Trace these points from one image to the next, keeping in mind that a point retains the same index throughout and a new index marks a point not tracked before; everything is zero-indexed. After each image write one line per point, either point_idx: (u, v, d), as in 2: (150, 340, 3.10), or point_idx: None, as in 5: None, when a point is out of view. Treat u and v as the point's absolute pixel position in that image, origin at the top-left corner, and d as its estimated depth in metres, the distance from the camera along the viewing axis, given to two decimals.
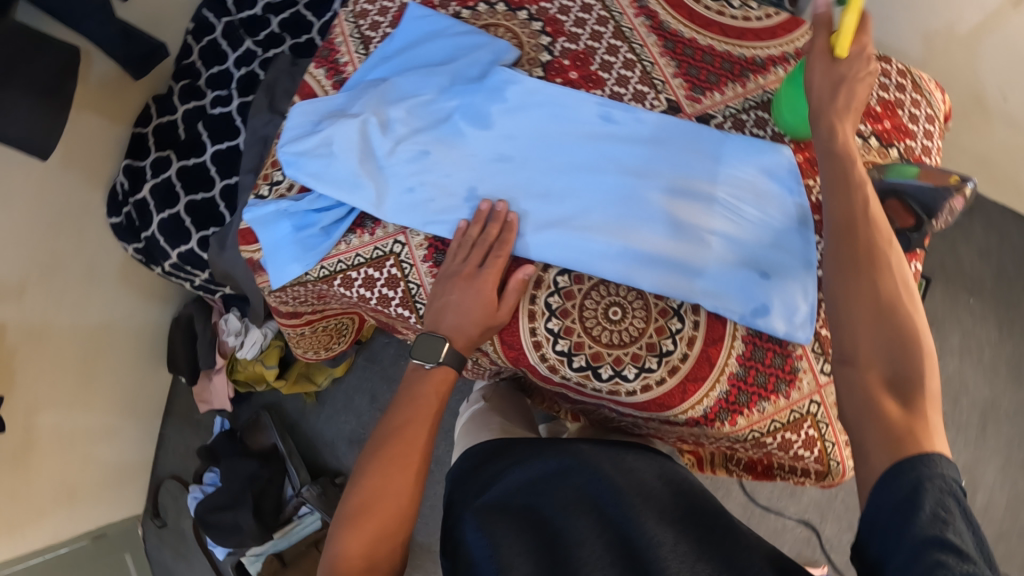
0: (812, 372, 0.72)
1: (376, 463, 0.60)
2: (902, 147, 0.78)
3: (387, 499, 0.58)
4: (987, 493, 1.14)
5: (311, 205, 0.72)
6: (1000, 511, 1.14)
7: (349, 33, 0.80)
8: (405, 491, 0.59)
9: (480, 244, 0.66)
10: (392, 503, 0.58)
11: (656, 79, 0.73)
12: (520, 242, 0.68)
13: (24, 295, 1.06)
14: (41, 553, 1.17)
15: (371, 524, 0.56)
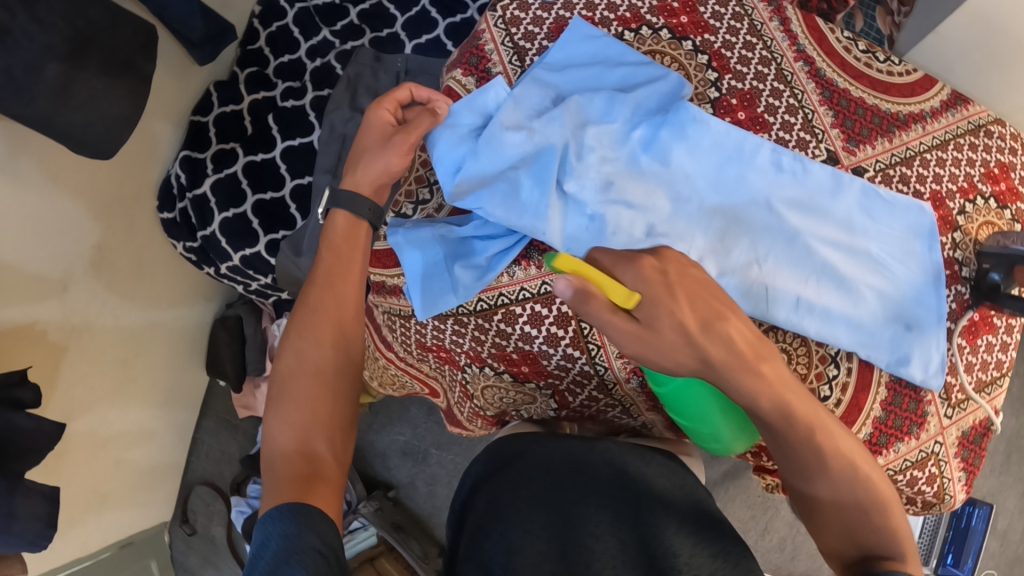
0: (938, 416, 0.77)
1: (294, 337, 0.63)
2: (1014, 210, 0.82)
3: (304, 380, 0.62)
4: (1008, 519, 1.24)
5: (471, 232, 0.69)
6: (1018, 535, 1.24)
7: (500, 40, 0.76)
8: (328, 392, 0.62)
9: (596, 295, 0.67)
10: (329, 446, 0.59)
11: (817, 128, 0.74)
12: None
13: (68, 290, 0.95)
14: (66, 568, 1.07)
15: (300, 417, 0.60)
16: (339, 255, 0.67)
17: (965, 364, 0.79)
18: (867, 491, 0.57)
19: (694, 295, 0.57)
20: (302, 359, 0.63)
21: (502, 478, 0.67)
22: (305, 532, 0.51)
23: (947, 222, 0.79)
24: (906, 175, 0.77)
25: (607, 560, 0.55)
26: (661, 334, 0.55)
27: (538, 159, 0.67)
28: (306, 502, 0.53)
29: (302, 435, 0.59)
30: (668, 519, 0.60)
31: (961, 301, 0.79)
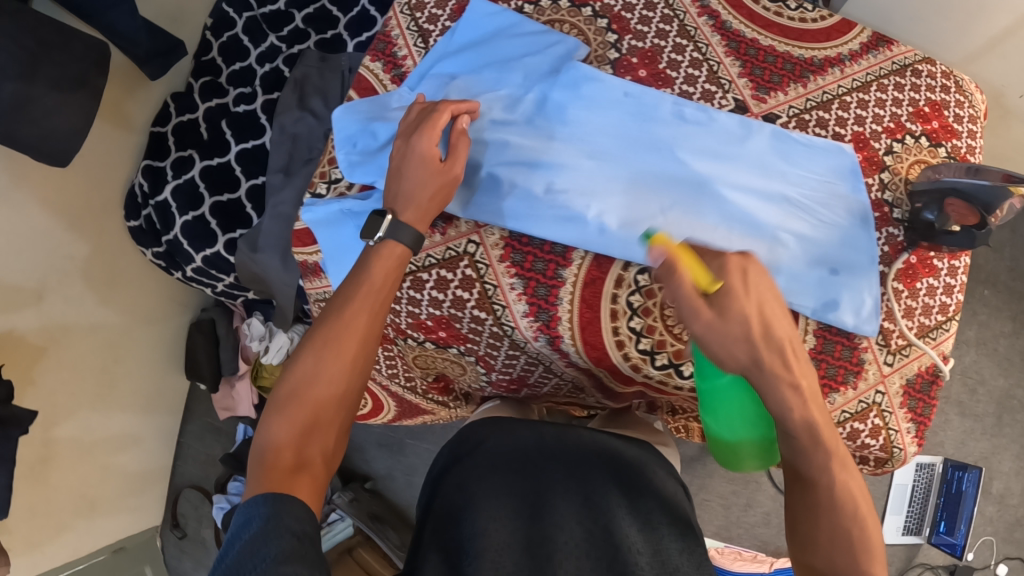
0: (876, 363, 0.74)
1: (314, 345, 0.58)
2: (949, 147, 0.81)
3: (319, 388, 0.56)
4: (1004, 481, 1.24)
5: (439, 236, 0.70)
6: (1016, 498, 1.23)
7: (406, 26, 0.79)
8: (336, 401, 0.57)
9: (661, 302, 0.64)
10: (319, 453, 0.55)
11: (723, 79, 0.73)
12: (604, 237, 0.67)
13: (42, 300, 1.00)
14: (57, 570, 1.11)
15: (300, 417, 0.55)
16: (388, 280, 0.62)
17: (903, 309, 0.76)
18: (843, 503, 0.56)
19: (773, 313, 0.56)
20: (318, 367, 0.56)
21: (475, 460, 0.68)
22: (280, 518, 0.47)
23: (872, 163, 0.77)
24: (823, 120, 0.75)
25: (569, 550, 0.58)
26: (726, 326, 0.55)
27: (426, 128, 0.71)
28: (285, 495, 0.50)
29: (300, 437, 0.55)
30: (626, 509, 0.63)
31: (895, 243, 0.76)
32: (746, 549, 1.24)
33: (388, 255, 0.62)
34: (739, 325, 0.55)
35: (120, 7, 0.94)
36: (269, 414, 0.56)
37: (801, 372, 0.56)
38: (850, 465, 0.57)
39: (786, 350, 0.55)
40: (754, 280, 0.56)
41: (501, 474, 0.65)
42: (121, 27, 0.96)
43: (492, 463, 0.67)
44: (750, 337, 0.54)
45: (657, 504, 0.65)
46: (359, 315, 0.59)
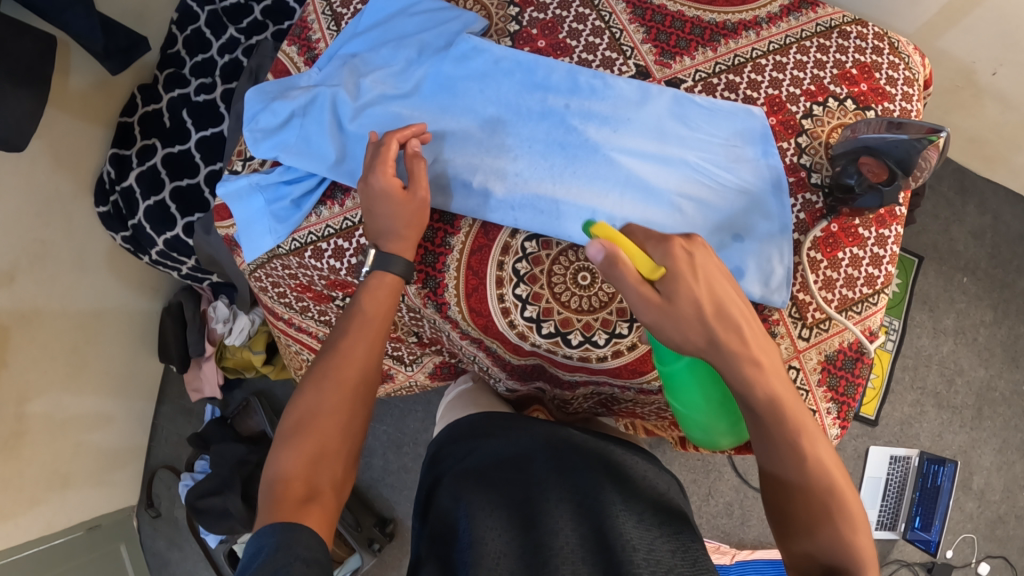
0: (789, 337, 0.72)
1: (314, 378, 0.59)
2: (879, 110, 0.75)
3: (319, 418, 0.57)
4: (985, 477, 1.23)
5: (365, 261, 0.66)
6: (997, 494, 1.23)
7: (321, 11, 0.81)
8: (340, 430, 0.57)
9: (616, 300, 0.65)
10: (329, 482, 0.55)
11: (625, 46, 0.72)
12: (486, 202, 0.67)
13: (15, 280, 1.04)
14: (34, 543, 1.16)
15: (306, 446, 0.55)
16: (381, 309, 0.63)
17: (821, 280, 0.72)
18: (817, 478, 0.52)
19: (715, 276, 0.53)
20: (321, 398, 0.57)
21: (464, 471, 0.69)
22: (290, 546, 0.47)
23: (787, 127, 0.73)
24: (734, 84, 0.73)
25: (569, 553, 0.55)
26: (677, 308, 0.52)
27: (319, 105, 0.73)
28: (290, 523, 0.49)
29: (309, 466, 0.54)
30: (621, 508, 0.60)
31: (813, 211, 0.73)
32: (709, 540, 1.20)
33: (378, 287, 0.63)
34: (694, 309, 0.52)
35: (74, 9, 0.94)
36: (278, 446, 0.56)
37: (756, 345, 0.53)
38: (819, 435, 0.53)
39: (741, 326, 0.53)
40: (700, 261, 0.53)
41: (492, 482, 0.65)
42: (76, 27, 0.96)
43: (482, 469, 0.67)
44: (704, 317, 0.52)
45: (650, 505, 0.62)
46: (357, 340, 0.61)
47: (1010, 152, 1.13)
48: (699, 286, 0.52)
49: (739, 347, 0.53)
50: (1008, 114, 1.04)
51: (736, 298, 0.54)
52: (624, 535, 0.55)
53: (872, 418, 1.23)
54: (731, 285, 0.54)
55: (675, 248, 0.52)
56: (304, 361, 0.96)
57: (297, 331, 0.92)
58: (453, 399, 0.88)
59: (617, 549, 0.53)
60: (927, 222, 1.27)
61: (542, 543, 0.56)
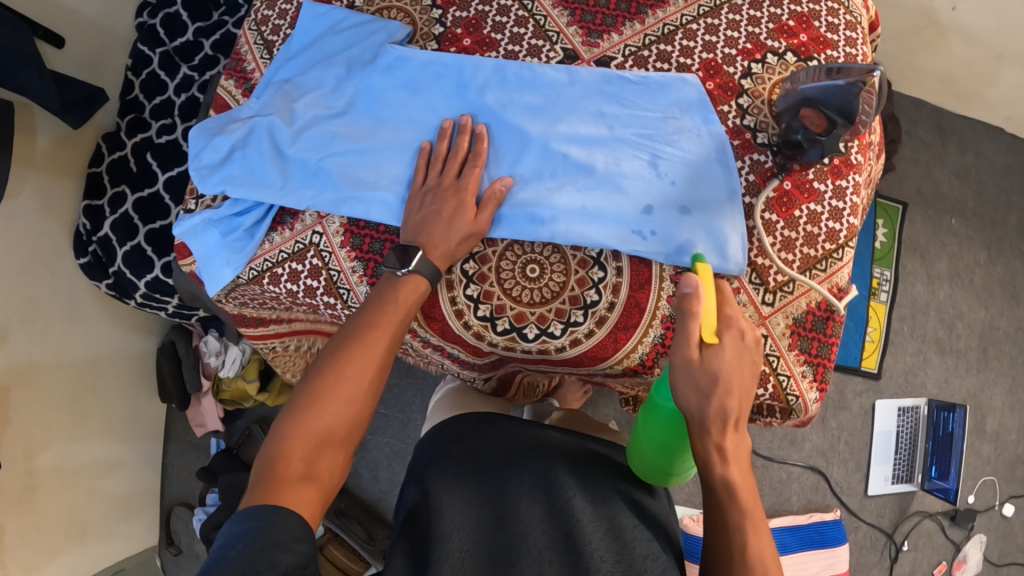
0: (752, 304, 0.70)
1: (335, 361, 0.59)
2: (822, 59, 0.73)
3: (330, 403, 0.56)
4: (997, 418, 1.22)
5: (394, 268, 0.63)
6: (1012, 435, 1.22)
7: (253, 41, 0.82)
8: (346, 425, 0.57)
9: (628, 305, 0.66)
10: (328, 468, 0.55)
11: (550, 31, 0.71)
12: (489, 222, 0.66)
13: (7, 340, 1.07)
14: None
15: (314, 429, 0.55)
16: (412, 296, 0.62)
17: (780, 241, 0.70)
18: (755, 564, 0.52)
19: (740, 388, 0.52)
20: (338, 380, 0.58)
21: (440, 462, 0.69)
22: (267, 534, 0.46)
23: (726, 90, 0.71)
24: (667, 53, 0.71)
25: (535, 556, 0.56)
26: (699, 376, 0.51)
27: (256, 134, 0.73)
28: (281, 509, 0.49)
29: (313, 448, 0.55)
30: (589, 515, 0.61)
31: (763, 171, 0.71)
32: None
33: (411, 289, 0.62)
34: (708, 385, 0.51)
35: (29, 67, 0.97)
36: (277, 427, 0.55)
37: (734, 438, 0.53)
38: (766, 526, 0.54)
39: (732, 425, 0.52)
40: (739, 356, 0.52)
41: (468, 476, 0.66)
42: (32, 88, 0.99)
43: (461, 467, 0.68)
44: (707, 393, 0.51)
45: (623, 508, 0.64)
46: (381, 339, 0.61)
47: (983, 86, 1.10)
48: (729, 369, 0.51)
49: (715, 429, 0.52)
50: (974, 48, 1.01)
51: (745, 398, 0.53)
52: (589, 542, 0.57)
53: (875, 371, 1.19)
54: (746, 391, 0.53)
55: (738, 329, 0.53)
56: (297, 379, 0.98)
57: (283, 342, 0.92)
58: (440, 400, 0.90)
59: (580, 555, 0.55)
60: (909, 167, 1.23)
61: (507, 549, 0.57)
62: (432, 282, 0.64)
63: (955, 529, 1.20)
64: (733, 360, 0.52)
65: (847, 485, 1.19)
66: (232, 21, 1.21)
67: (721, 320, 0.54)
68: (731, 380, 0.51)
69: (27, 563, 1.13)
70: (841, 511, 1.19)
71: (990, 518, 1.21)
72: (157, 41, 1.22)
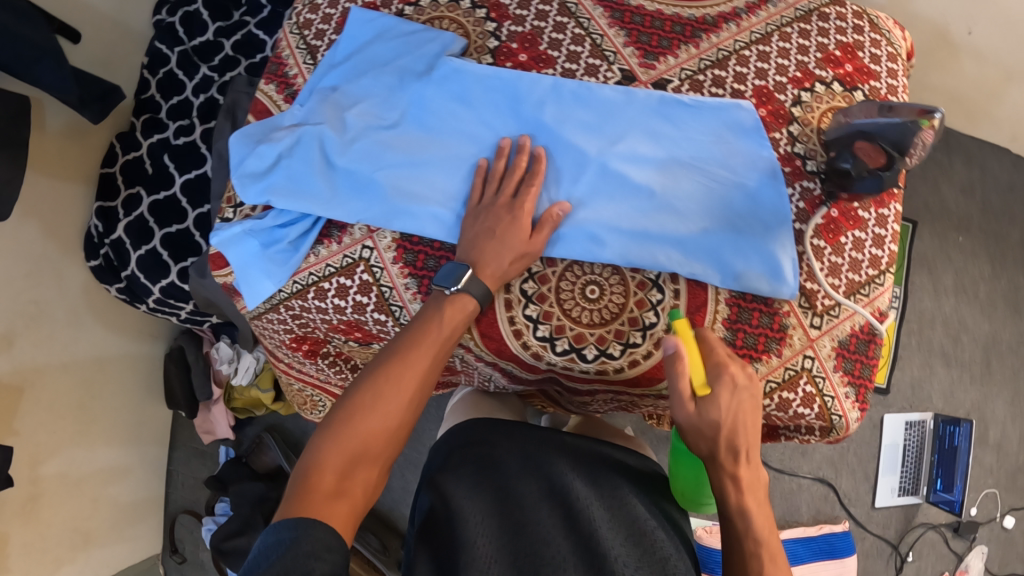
0: (801, 328, 0.72)
1: (375, 379, 0.57)
2: (866, 90, 0.75)
3: (366, 425, 0.55)
4: (999, 429, 1.26)
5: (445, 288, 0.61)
6: (1013, 445, 1.26)
7: (295, 45, 0.79)
8: (383, 442, 0.56)
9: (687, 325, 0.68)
10: (363, 482, 0.53)
11: (607, 51, 0.71)
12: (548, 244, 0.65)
13: (12, 345, 1.03)
14: None
15: (347, 450, 0.54)
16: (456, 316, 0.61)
17: (827, 267, 0.73)
18: None
19: (746, 428, 0.57)
20: (378, 396, 0.56)
21: (452, 465, 0.69)
22: (299, 545, 0.45)
23: (778, 117, 0.73)
24: (720, 79, 0.72)
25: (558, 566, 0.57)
26: (701, 428, 0.57)
27: (302, 144, 0.69)
28: (321, 525, 0.48)
29: (349, 462, 0.53)
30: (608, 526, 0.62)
31: (812, 198, 0.73)
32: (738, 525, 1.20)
33: (451, 314, 0.61)
34: (713, 433, 0.56)
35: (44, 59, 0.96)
36: (317, 439, 0.54)
37: (746, 466, 0.57)
38: (782, 558, 0.56)
39: (746, 456, 0.57)
40: (739, 403, 0.57)
41: (480, 481, 0.66)
42: (47, 81, 0.98)
43: (483, 471, 0.68)
44: (715, 438, 0.57)
45: (642, 514, 0.65)
46: (419, 359, 0.59)
47: (992, 107, 1.14)
48: (727, 414, 0.57)
49: (728, 462, 0.57)
50: (987, 70, 1.04)
51: (752, 435, 0.58)
52: (611, 550, 0.58)
53: (883, 385, 1.23)
54: (753, 424, 0.58)
55: (729, 375, 0.57)
56: (314, 399, 0.98)
57: (299, 370, 0.92)
58: (457, 405, 0.89)
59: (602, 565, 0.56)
60: (917, 184, 1.27)
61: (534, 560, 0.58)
62: (480, 302, 0.63)
63: (957, 539, 1.24)
64: (728, 404, 0.57)
65: (856, 496, 1.22)
66: (255, 22, 1.17)
67: (710, 369, 0.58)
68: (732, 427, 0.56)
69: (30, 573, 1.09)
70: (849, 522, 1.22)
71: (991, 528, 1.25)
72: (175, 39, 1.19)
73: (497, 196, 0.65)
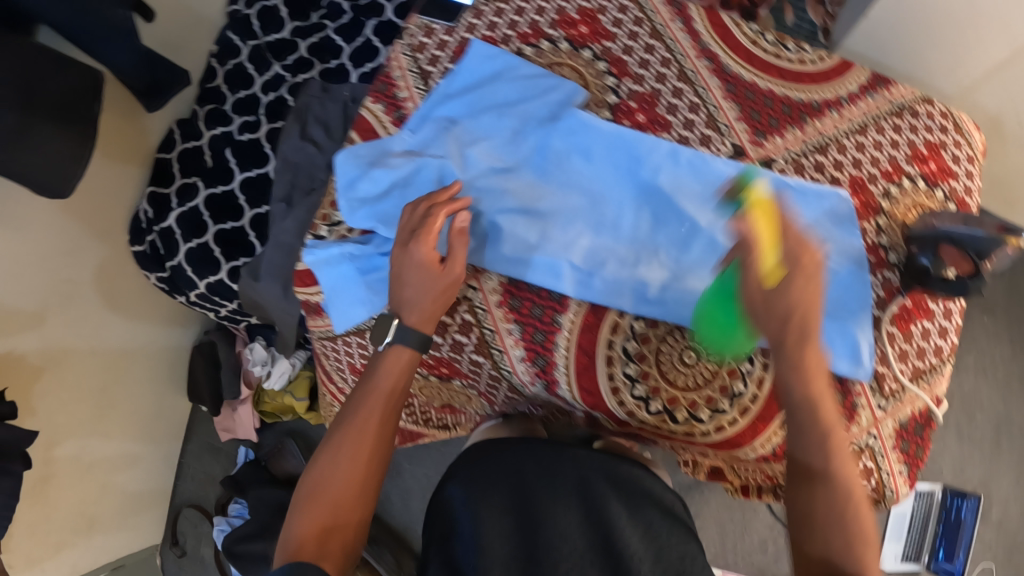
0: (869, 408, 0.75)
1: (336, 437, 0.65)
2: (947, 189, 0.79)
3: (337, 487, 0.62)
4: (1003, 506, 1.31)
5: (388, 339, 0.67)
6: None
7: (407, 67, 0.75)
8: (356, 486, 0.63)
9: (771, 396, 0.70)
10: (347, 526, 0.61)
11: (721, 123, 0.73)
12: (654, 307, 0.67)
13: (45, 322, 1.00)
14: None
15: (322, 511, 0.61)
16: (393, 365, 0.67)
17: (897, 353, 0.76)
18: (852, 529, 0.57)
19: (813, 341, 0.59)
20: (339, 450, 0.64)
21: (465, 473, 0.69)
22: None
23: (868, 207, 0.77)
24: (819, 164, 0.75)
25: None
26: (766, 318, 0.59)
27: (423, 177, 0.71)
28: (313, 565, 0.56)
29: (331, 511, 0.61)
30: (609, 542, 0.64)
31: (891, 287, 0.77)
32: None
33: (393, 361, 0.67)
34: (787, 311, 0.58)
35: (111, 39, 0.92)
36: (303, 496, 0.62)
37: (810, 350, 0.59)
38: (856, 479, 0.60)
39: (814, 339, 0.59)
40: (814, 276, 0.58)
41: (491, 493, 0.67)
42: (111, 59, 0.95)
43: (493, 483, 0.68)
44: (785, 319, 0.58)
45: (656, 512, 0.68)
46: (377, 404, 0.66)
47: None
48: (804, 295, 0.58)
49: (795, 343, 0.59)
50: None
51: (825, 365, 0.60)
52: (633, 546, 0.63)
53: None
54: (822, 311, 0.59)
55: (804, 265, 0.57)
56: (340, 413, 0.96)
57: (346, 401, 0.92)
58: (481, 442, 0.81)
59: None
60: None
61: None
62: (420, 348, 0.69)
63: None
64: (806, 288, 0.57)
65: None
66: (333, 26, 1.16)
67: (783, 250, 0.58)
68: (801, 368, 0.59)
69: (31, 557, 1.05)
70: None
71: None
72: (248, 33, 1.18)
73: (420, 212, 0.66)
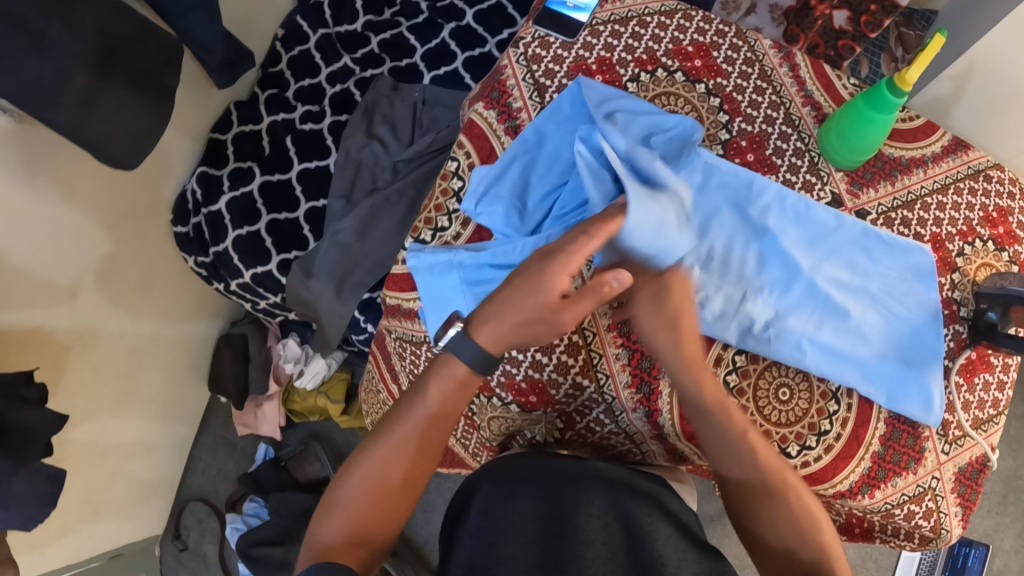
0: (934, 451, 0.77)
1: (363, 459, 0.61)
2: (1012, 253, 0.83)
3: (357, 499, 0.60)
4: None
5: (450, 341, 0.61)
6: None
7: (522, 77, 0.81)
8: (384, 512, 0.60)
9: (852, 437, 0.74)
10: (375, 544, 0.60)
11: (822, 171, 0.79)
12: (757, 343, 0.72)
13: (77, 296, 0.91)
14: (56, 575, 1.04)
15: (349, 519, 0.60)
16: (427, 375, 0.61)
17: (961, 402, 0.79)
18: None
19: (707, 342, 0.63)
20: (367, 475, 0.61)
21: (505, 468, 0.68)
22: None
23: (944, 264, 0.81)
24: (907, 220, 0.80)
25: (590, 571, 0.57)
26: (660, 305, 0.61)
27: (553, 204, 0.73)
28: (341, 566, 0.55)
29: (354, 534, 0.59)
30: (652, 530, 0.62)
31: (959, 339, 0.80)
32: None
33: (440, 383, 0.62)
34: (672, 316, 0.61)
35: (202, 10, 0.84)
36: (324, 513, 0.61)
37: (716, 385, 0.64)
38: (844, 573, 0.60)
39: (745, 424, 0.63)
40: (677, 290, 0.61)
41: (514, 492, 0.65)
42: (198, 32, 0.86)
43: (519, 482, 0.66)
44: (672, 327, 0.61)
45: (675, 528, 0.63)
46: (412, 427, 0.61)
47: None
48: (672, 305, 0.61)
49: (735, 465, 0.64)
50: None
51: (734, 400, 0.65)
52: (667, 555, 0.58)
53: None
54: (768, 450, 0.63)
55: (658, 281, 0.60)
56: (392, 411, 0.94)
57: None
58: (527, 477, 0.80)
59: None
60: None
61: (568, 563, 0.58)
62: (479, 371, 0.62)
63: None
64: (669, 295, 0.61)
65: None
66: (407, 24, 1.16)
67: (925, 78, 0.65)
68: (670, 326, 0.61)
69: (32, 544, 0.96)
70: None
71: None
72: (320, 22, 1.18)
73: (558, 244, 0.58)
